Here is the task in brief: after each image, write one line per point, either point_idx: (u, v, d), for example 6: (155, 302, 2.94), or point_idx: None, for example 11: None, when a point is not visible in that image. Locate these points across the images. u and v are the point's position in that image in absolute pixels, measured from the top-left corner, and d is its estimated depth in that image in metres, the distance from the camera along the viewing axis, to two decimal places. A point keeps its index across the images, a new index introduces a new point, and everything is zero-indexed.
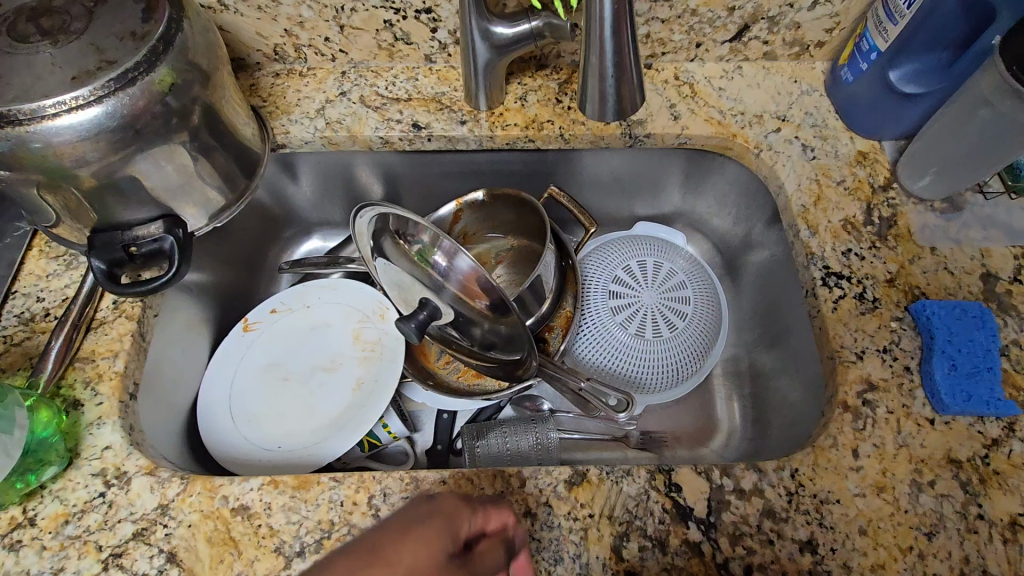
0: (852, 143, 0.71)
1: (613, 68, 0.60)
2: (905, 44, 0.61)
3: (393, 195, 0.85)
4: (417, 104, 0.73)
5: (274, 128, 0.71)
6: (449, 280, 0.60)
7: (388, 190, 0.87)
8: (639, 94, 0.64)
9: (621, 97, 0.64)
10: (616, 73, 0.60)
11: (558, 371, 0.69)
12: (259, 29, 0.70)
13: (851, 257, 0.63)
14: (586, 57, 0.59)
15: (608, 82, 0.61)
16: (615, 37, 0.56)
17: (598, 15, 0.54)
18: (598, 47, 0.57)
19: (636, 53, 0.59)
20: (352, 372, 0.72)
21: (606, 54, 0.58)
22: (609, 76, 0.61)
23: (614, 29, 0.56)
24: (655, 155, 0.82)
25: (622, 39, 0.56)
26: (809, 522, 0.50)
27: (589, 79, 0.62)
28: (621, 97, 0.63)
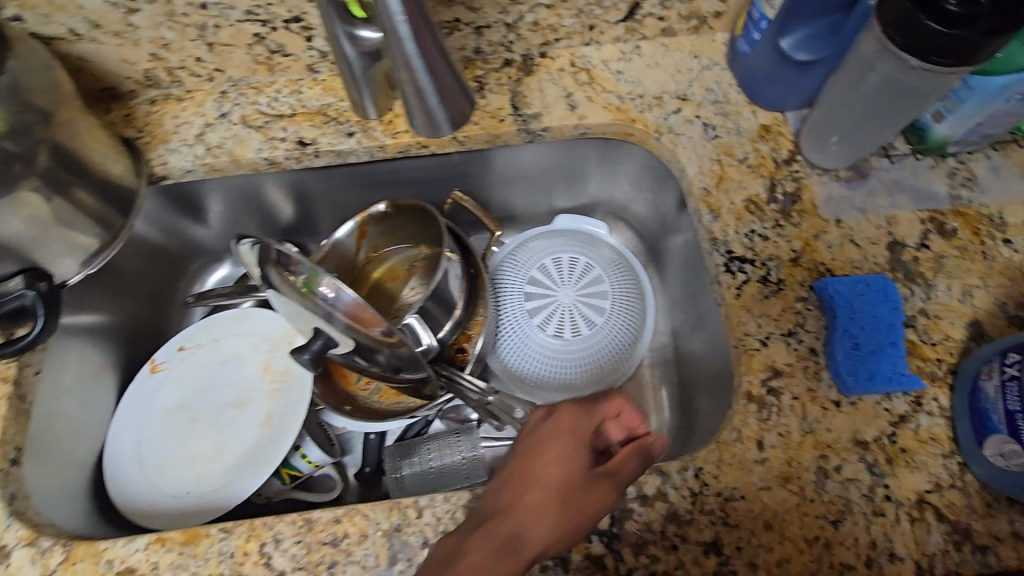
0: (755, 117, 0.68)
1: (428, 82, 0.56)
2: (793, 10, 0.57)
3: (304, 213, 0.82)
4: (302, 119, 0.69)
5: (150, 159, 0.67)
6: (337, 309, 0.58)
7: (297, 207, 0.83)
8: (466, 97, 0.61)
9: (448, 109, 0.60)
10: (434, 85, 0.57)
11: (460, 379, 0.67)
12: (123, 55, 0.66)
13: (754, 239, 0.61)
14: (396, 76, 0.55)
15: (430, 98, 0.58)
16: (412, 35, 0.51)
17: (392, 27, 0.51)
18: (405, 62, 0.54)
19: (442, 56, 0.55)
20: (262, 407, 0.70)
21: (414, 66, 0.54)
22: (428, 91, 0.57)
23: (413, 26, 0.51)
24: (570, 145, 0.79)
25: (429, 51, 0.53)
26: (713, 522, 0.49)
27: (406, 96, 0.58)
28: (447, 106, 0.59)
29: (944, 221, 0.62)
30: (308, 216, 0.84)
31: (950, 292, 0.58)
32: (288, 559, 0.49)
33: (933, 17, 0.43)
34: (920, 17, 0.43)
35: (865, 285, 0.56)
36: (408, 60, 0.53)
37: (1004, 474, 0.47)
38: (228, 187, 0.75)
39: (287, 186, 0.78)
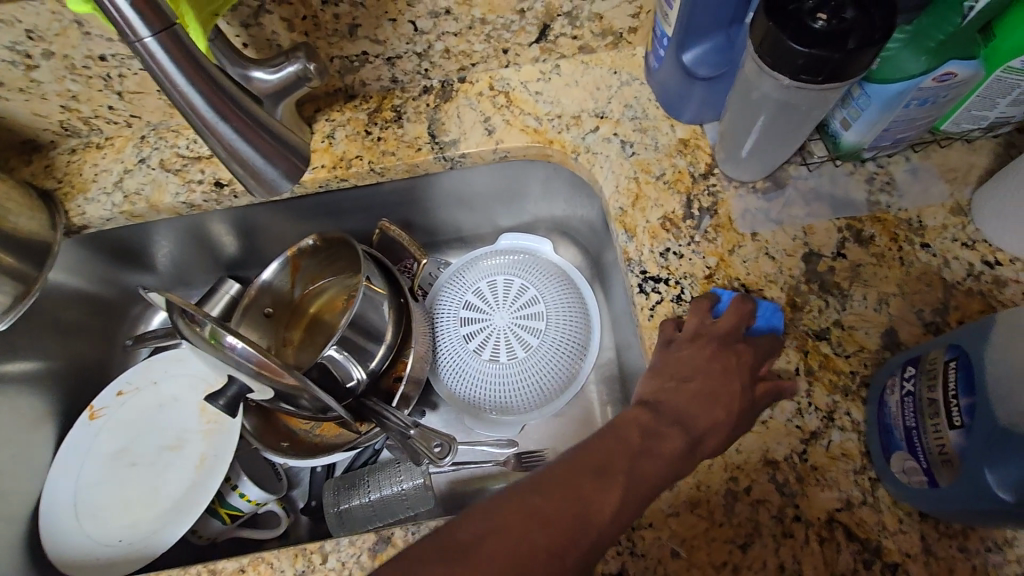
0: (673, 131, 0.68)
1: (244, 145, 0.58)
2: (688, 28, 0.58)
3: (251, 247, 0.82)
4: (219, 160, 0.70)
5: (69, 210, 0.68)
6: (245, 357, 0.57)
7: (245, 244, 0.83)
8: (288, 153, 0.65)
9: (272, 160, 0.63)
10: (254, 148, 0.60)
11: (382, 408, 0.67)
12: (34, 109, 0.66)
13: (668, 257, 0.61)
14: (211, 146, 0.58)
15: (254, 160, 0.61)
16: (212, 106, 0.54)
17: (193, 108, 0.53)
18: (213, 132, 0.56)
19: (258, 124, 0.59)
20: (196, 449, 0.69)
21: (227, 137, 0.57)
22: (248, 154, 0.60)
23: (218, 107, 0.54)
24: (514, 164, 0.79)
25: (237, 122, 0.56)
26: (620, 552, 0.48)
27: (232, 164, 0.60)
28: (274, 162, 0.63)
29: (861, 228, 0.61)
30: (255, 250, 0.84)
31: (866, 301, 0.57)
32: None
33: (794, 38, 0.44)
34: (784, 38, 0.44)
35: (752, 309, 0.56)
36: (212, 128, 0.55)
37: (909, 489, 0.47)
38: (181, 225, 0.76)
39: (234, 222, 0.78)
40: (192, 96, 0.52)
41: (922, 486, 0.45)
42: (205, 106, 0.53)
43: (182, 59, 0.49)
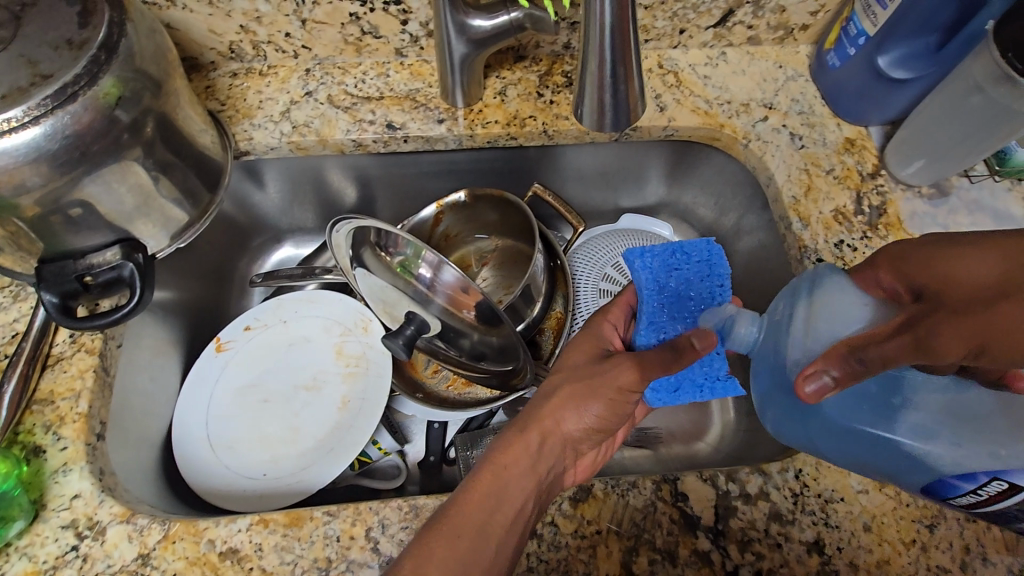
0: (839, 130, 0.70)
1: (612, 77, 0.57)
2: (893, 30, 0.59)
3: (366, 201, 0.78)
4: (390, 103, 0.69)
5: (235, 134, 0.66)
6: (435, 292, 0.59)
7: (364, 193, 0.79)
8: (641, 100, 0.61)
9: (619, 106, 0.61)
10: (615, 81, 0.57)
11: None
12: (212, 26, 0.64)
13: (843, 249, 0.63)
14: (586, 63, 0.56)
15: (606, 92, 0.59)
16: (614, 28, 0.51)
17: (599, 17, 0.50)
18: (599, 53, 0.54)
19: (639, 55, 0.55)
20: (337, 391, 0.69)
21: (605, 61, 0.55)
22: (608, 84, 0.58)
23: (617, 34, 0.52)
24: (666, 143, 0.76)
25: (626, 45, 0.53)
26: (814, 522, 0.51)
27: (586, 84, 0.59)
28: (621, 100, 0.60)
29: None
30: (372, 202, 0.81)
31: None
32: (395, 544, 0.49)
33: None
34: None
35: (686, 254, 0.57)
36: (601, 53, 0.54)
37: None
38: (292, 166, 0.73)
39: (351, 169, 0.75)
40: (608, 14, 0.50)
41: None
42: (609, 25, 0.51)
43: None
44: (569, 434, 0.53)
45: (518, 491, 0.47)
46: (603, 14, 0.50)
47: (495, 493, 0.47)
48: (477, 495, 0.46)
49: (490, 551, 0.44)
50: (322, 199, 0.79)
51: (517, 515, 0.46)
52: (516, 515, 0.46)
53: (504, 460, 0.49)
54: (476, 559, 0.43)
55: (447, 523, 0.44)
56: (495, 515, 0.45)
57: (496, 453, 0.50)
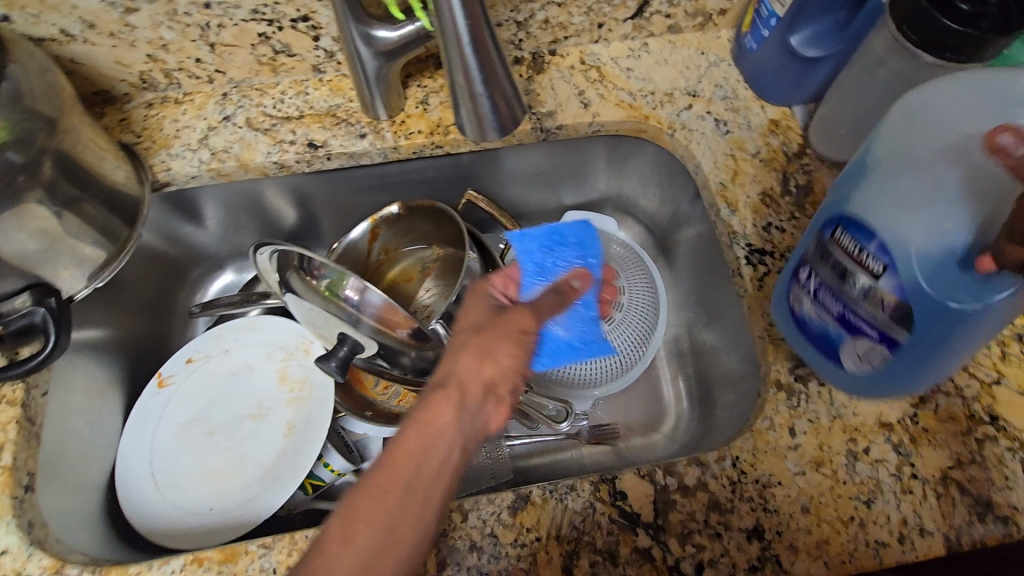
0: (764, 112, 0.70)
1: (482, 85, 0.55)
2: (800, 9, 0.60)
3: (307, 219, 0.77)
4: (311, 121, 0.68)
5: (153, 165, 0.65)
6: (364, 312, 0.59)
7: (302, 212, 0.78)
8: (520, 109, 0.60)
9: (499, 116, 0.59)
10: (487, 87, 0.55)
11: None
12: (118, 57, 0.63)
13: (771, 231, 0.63)
14: (452, 76, 0.55)
15: (481, 101, 0.57)
16: (470, 33, 0.51)
17: (452, 27, 0.50)
18: (461, 63, 0.53)
19: (504, 64, 0.55)
20: (283, 417, 0.68)
21: (472, 72, 0.54)
22: (481, 94, 0.56)
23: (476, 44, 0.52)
24: (600, 139, 0.75)
25: (486, 54, 0.53)
26: (753, 508, 0.51)
27: (461, 101, 0.57)
28: (498, 109, 0.58)
29: None
30: (310, 222, 0.80)
31: None
32: None
33: (948, 17, 0.48)
34: (937, 16, 0.48)
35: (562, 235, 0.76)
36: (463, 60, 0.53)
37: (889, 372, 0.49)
38: (223, 193, 0.71)
39: (287, 191, 0.74)
40: (461, 25, 0.50)
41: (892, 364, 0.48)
42: (468, 41, 0.51)
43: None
44: (500, 380, 0.49)
45: (444, 444, 0.44)
46: (455, 25, 0.50)
47: (417, 458, 0.43)
48: (404, 451, 0.43)
49: (420, 505, 0.42)
50: (258, 223, 0.78)
51: (442, 468, 0.44)
52: (438, 483, 0.43)
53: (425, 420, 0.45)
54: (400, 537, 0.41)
55: (365, 492, 0.41)
56: (422, 469, 0.43)
57: (421, 407, 0.46)
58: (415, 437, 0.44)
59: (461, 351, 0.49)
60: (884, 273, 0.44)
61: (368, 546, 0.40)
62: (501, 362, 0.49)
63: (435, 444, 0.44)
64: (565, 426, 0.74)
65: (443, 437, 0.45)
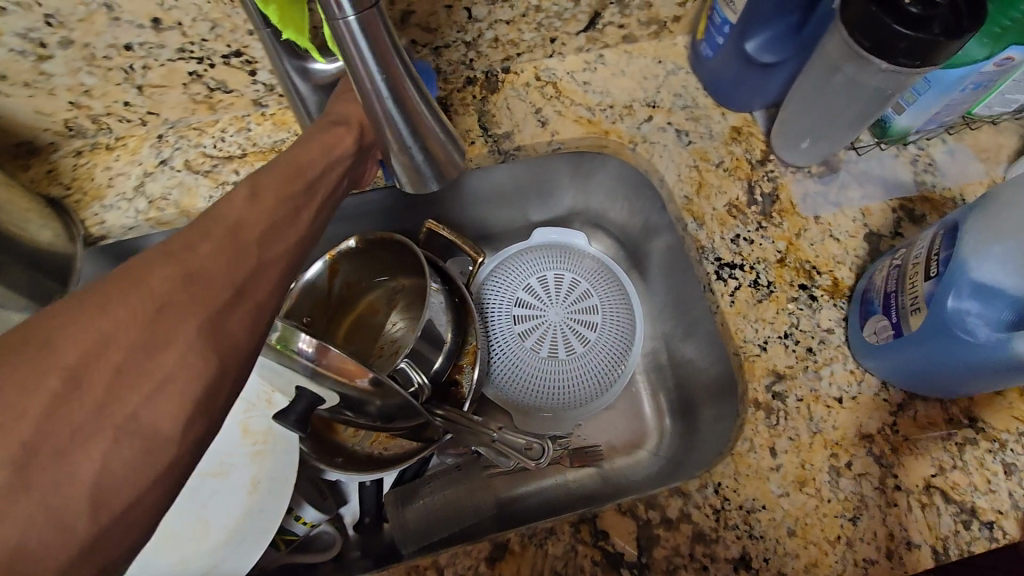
0: (725, 119, 0.68)
1: (411, 136, 0.43)
2: (752, 16, 0.58)
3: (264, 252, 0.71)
4: (254, 159, 0.64)
5: (85, 219, 0.60)
6: (320, 364, 0.57)
7: None
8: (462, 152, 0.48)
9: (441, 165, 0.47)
10: (417, 139, 0.43)
11: (469, 424, 0.64)
12: (37, 106, 0.59)
13: (740, 243, 0.62)
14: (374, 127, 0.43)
15: (414, 154, 0.44)
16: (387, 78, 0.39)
17: (367, 78, 0.39)
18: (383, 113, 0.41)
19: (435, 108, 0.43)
20: (245, 473, 0.63)
21: (397, 124, 0.42)
22: (412, 145, 0.44)
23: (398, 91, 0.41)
24: (564, 155, 0.72)
25: (410, 98, 0.41)
26: (739, 536, 0.49)
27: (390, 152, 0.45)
28: (435, 161, 0.45)
29: (912, 207, 0.63)
30: None
31: None
32: None
33: (899, 22, 0.46)
34: (887, 22, 0.46)
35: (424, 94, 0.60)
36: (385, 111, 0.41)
37: (875, 347, 0.53)
38: None
39: None
40: (376, 75, 0.39)
41: (887, 340, 0.51)
42: (384, 87, 0.40)
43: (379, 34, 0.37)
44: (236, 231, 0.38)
45: (160, 305, 0.33)
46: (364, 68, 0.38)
47: (163, 293, 0.33)
48: (126, 277, 0.33)
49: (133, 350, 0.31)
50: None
51: (151, 319, 0.32)
52: (294, 257, 0.41)
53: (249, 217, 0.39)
54: (259, 269, 0.38)
55: (59, 321, 0.31)
56: (147, 304, 0.32)
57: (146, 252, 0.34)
58: (160, 263, 0.34)
59: (307, 142, 0.48)
60: (934, 278, 0.46)
61: (88, 344, 0.30)
62: (241, 204, 0.39)
63: (174, 281, 0.34)
64: (542, 464, 0.64)
65: (161, 310, 0.33)
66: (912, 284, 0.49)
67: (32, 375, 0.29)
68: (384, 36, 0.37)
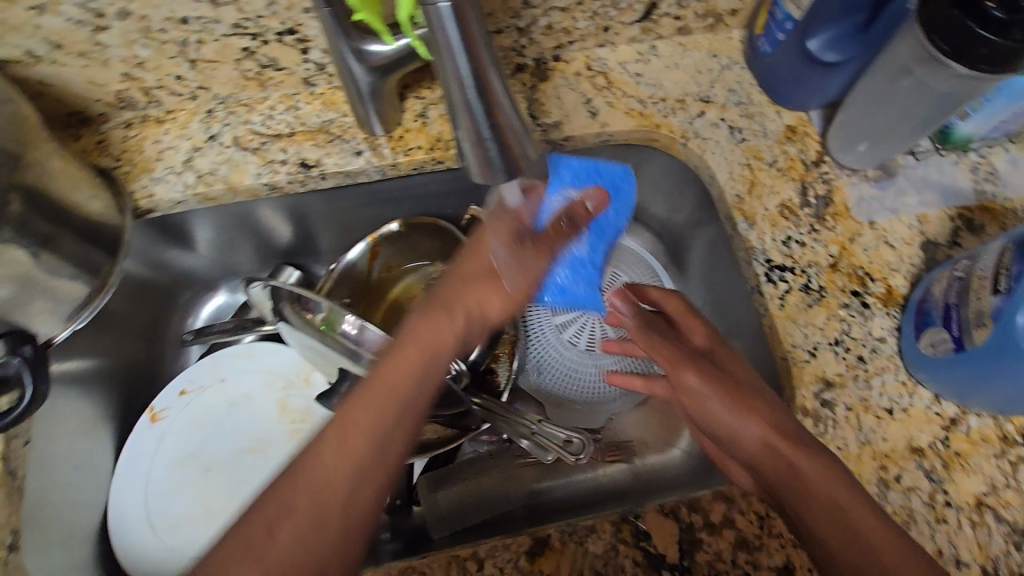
0: (779, 118, 0.67)
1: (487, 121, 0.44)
2: (817, 13, 0.56)
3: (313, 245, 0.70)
4: (303, 138, 0.64)
5: (134, 191, 0.60)
6: (363, 347, 0.57)
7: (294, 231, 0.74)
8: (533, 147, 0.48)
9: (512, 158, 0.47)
10: (494, 130, 0.45)
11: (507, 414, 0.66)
12: (91, 76, 0.58)
13: (791, 246, 0.60)
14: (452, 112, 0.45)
15: (488, 145, 0.45)
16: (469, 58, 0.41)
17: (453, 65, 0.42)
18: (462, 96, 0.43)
19: (514, 103, 0.45)
20: (284, 449, 0.65)
21: (475, 109, 0.44)
22: (487, 137, 0.45)
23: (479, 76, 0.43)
24: (616, 147, 0.69)
25: (489, 82, 0.43)
26: (783, 545, 0.48)
27: (464, 142, 0.46)
28: (509, 153, 0.46)
29: (971, 217, 0.62)
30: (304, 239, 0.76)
31: None
32: None
33: (981, 25, 0.44)
34: (968, 25, 0.44)
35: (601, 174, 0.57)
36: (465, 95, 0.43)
37: (933, 361, 0.51)
38: (207, 215, 0.67)
39: (284, 209, 0.69)
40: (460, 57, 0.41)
41: (948, 354, 0.50)
42: (469, 77, 0.42)
43: (468, 20, 0.40)
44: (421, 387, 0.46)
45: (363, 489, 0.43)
46: (453, 61, 0.41)
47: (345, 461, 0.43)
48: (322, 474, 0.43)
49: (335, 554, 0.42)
50: (253, 240, 0.73)
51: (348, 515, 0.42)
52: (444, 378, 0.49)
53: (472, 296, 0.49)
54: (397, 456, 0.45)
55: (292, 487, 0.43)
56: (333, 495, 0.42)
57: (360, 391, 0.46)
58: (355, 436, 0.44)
59: (470, 284, 0.49)
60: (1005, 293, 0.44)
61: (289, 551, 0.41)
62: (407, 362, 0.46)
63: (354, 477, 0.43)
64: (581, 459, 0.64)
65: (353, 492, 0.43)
66: (977, 297, 0.47)
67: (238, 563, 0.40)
68: (475, 28, 0.40)
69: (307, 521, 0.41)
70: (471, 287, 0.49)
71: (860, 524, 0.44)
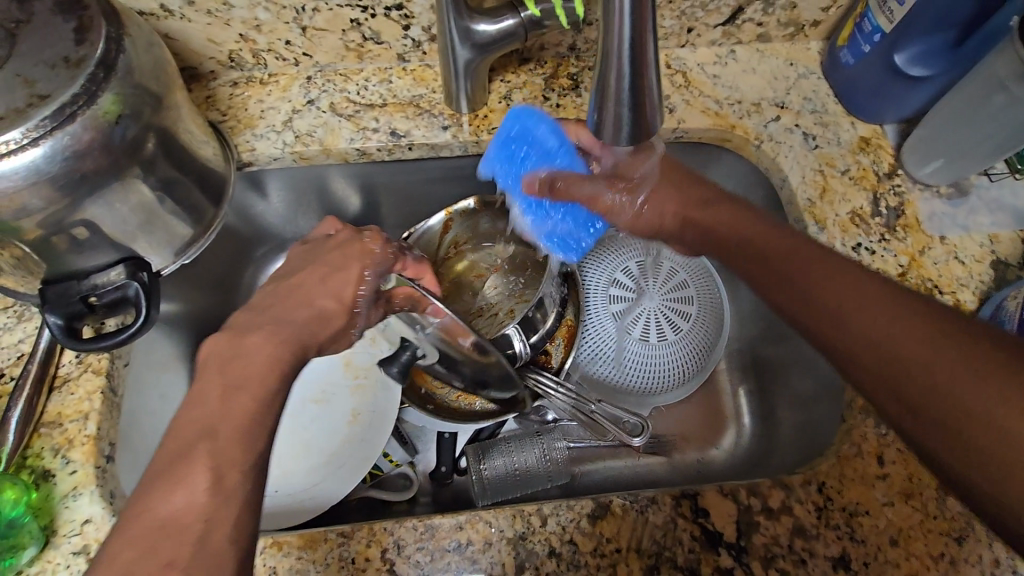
0: (854, 129, 0.68)
1: (630, 84, 0.41)
2: (909, 26, 0.58)
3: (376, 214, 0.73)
4: (393, 110, 0.67)
5: (238, 145, 0.65)
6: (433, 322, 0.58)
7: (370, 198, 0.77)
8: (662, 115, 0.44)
9: (641, 125, 0.43)
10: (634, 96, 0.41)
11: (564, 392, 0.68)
12: (211, 35, 0.63)
13: (861, 252, 0.61)
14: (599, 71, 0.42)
15: (624, 108, 0.42)
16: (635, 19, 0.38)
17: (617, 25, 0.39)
18: (615, 54, 0.40)
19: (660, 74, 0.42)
20: (347, 404, 0.68)
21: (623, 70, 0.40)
22: (626, 99, 0.42)
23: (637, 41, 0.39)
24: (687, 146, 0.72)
25: (646, 46, 0.40)
26: (839, 536, 0.49)
27: (599, 101, 0.43)
28: (641, 122, 0.43)
29: None
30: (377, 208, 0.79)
31: None
32: (411, 566, 0.48)
33: None
34: None
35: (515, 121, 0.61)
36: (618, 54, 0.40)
37: None
38: (296, 176, 0.70)
39: (354, 179, 0.72)
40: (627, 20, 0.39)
41: None
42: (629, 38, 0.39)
43: None
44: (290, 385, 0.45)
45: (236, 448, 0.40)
46: (620, 19, 0.38)
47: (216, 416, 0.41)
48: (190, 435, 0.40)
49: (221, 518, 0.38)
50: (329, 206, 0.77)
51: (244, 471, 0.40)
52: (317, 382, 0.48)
53: (313, 291, 0.53)
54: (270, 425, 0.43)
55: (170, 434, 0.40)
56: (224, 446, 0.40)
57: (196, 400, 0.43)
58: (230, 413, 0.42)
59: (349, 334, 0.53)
60: None
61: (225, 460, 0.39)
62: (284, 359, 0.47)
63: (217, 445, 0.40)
64: (638, 441, 0.69)
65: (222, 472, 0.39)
66: None
67: (156, 510, 0.37)
68: None
69: (211, 446, 0.40)
70: (325, 281, 0.54)
71: (900, 345, 0.42)
